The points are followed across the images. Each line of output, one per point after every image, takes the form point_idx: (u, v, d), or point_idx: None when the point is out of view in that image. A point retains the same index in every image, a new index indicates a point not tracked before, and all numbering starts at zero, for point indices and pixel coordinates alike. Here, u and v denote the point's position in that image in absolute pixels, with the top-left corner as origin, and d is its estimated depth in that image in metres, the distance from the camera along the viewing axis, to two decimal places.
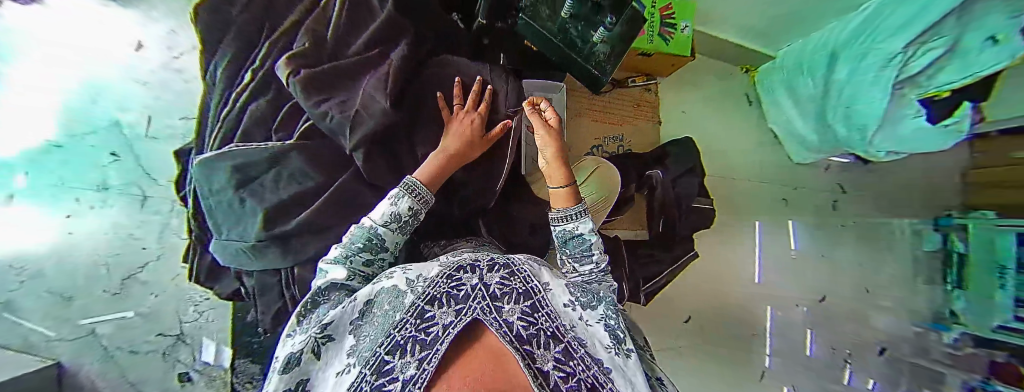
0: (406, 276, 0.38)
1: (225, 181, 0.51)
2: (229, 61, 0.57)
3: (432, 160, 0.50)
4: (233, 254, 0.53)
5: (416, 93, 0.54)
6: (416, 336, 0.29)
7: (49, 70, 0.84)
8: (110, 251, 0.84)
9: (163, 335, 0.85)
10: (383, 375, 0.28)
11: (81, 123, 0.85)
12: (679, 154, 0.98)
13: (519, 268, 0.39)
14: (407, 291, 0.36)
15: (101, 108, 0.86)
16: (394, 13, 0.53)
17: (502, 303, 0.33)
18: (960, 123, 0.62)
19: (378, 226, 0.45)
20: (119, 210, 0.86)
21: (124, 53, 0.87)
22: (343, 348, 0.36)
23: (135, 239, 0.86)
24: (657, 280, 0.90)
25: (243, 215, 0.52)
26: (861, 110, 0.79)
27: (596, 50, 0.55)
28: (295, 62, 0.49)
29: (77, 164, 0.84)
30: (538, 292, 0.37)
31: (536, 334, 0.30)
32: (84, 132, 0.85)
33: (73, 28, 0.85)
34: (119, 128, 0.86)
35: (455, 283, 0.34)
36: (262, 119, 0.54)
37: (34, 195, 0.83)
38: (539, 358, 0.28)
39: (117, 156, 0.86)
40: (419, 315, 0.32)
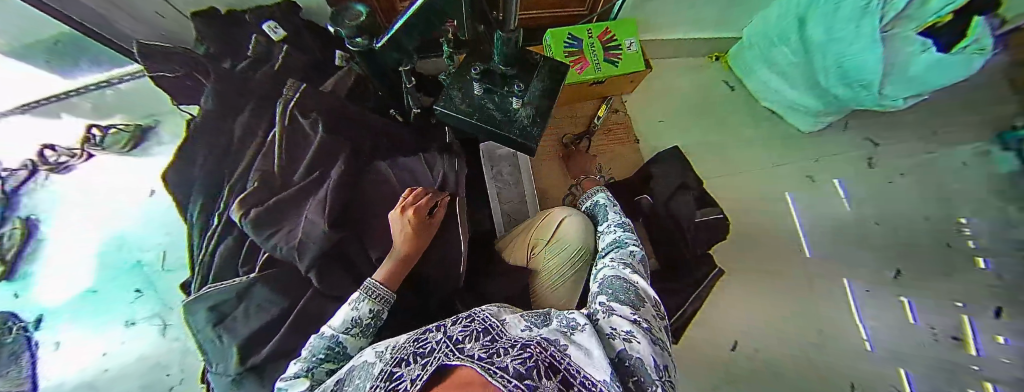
0: (373, 355, 0.37)
1: (203, 322, 0.53)
2: (201, 207, 0.61)
3: (386, 264, 0.51)
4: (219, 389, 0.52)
5: (361, 200, 0.56)
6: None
7: (79, 223, 1.00)
8: (141, 383, 0.86)
9: None
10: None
11: (112, 266, 0.97)
12: (665, 171, 0.94)
13: (480, 313, 0.36)
14: (376, 363, 0.35)
15: (128, 253, 0.98)
16: (327, 135, 0.56)
17: (465, 342, 0.30)
18: (980, 40, 0.65)
19: (340, 333, 0.43)
20: (144, 341, 0.90)
21: (138, 200, 1.02)
22: None
23: (161, 366, 0.88)
24: (686, 309, 0.82)
25: (221, 350, 0.52)
26: (858, 65, 0.78)
27: (519, 115, 0.52)
28: (247, 202, 0.52)
29: (105, 306, 0.93)
30: (497, 326, 0.33)
31: (495, 350, 0.26)
32: (113, 275, 0.96)
33: (102, 186, 1.03)
34: (140, 268, 0.96)
35: (421, 344, 0.33)
36: (231, 256, 0.57)
37: (78, 330, 0.92)
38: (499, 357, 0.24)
39: (141, 292, 0.94)
40: (388, 379, 0.29)
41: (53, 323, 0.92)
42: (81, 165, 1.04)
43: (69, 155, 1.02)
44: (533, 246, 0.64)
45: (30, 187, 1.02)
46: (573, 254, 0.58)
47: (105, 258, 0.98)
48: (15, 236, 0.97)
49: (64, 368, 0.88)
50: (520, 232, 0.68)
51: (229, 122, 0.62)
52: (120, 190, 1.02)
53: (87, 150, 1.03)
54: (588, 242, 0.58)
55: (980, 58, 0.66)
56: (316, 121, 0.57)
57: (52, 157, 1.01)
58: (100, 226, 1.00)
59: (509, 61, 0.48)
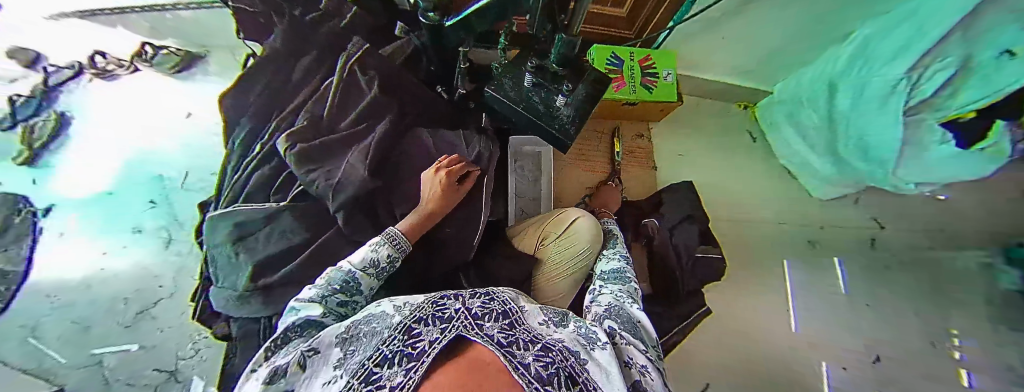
0: (394, 304, 0.41)
1: (223, 236, 0.56)
2: (245, 134, 0.65)
3: (411, 217, 0.55)
4: (222, 301, 0.55)
5: (397, 159, 0.60)
6: (403, 350, 0.31)
7: (111, 126, 0.97)
8: (128, 291, 0.81)
9: (160, 371, 0.78)
10: (370, 383, 0.28)
11: (129, 175, 0.92)
12: (676, 199, 0.96)
13: (498, 294, 0.41)
14: (394, 313, 0.39)
15: (147, 166, 0.94)
16: (380, 93, 0.60)
17: (483, 321, 0.35)
18: (994, 146, 0.58)
19: (356, 270, 0.47)
20: (144, 251, 0.86)
21: (175, 118, 1.02)
22: (330, 361, 0.34)
23: (156, 277, 0.84)
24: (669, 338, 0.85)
25: (236, 265, 0.56)
26: (874, 141, 0.78)
27: (560, 112, 0.56)
28: (294, 136, 0.56)
29: (117, 211, 0.88)
30: (515, 313, 0.38)
31: (515, 340, 0.32)
32: (133, 182, 0.92)
33: (139, 98, 1.02)
34: (159, 181, 0.94)
35: (440, 307, 0.38)
36: (266, 183, 0.61)
37: (83, 233, 0.84)
38: (520, 354, 0.30)
39: (154, 203, 0.91)
40: (407, 332, 0.34)
41: (58, 216, 0.84)
42: (126, 77, 1.03)
43: (117, 65, 1.02)
44: (542, 236, 0.68)
45: (73, 86, 0.99)
46: (569, 251, 0.63)
47: (130, 166, 0.94)
48: (49, 126, 0.91)
49: (60, 265, 0.80)
50: (532, 225, 0.73)
51: (290, 63, 0.67)
52: (158, 105, 1.02)
53: (137, 65, 1.04)
54: (597, 242, 0.63)
55: (995, 165, 0.60)
56: (373, 78, 0.61)
57: (103, 64, 1.01)
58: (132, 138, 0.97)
59: (563, 62, 0.51)
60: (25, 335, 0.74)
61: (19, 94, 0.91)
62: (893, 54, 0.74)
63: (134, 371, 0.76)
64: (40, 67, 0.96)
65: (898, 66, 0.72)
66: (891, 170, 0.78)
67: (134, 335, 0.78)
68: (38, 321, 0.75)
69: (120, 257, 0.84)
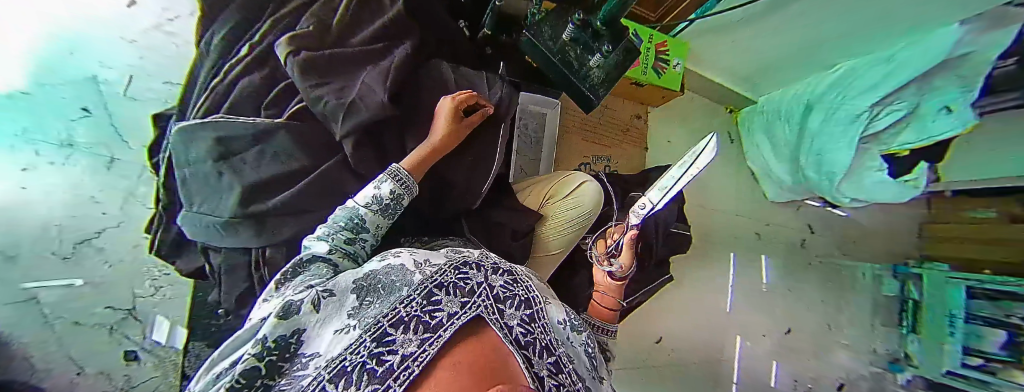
0: (413, 258, 0.36)
1: (203, 153, 0.50)
2: (227, 31, 0.57)
3: (417, 152, 0.51)
4: (204, 228, 0.50)
5: (412, 91, 0.56)
6: (420, 317, 0.28)
7: None
8: (66, 216, 0.67)
9: (113, 309, 0.70)
10: (382, 345, 0.26)
11: (50, 71, 0.69)
12: (662, 179, 1.02)
13: (521, 276, 0.39)
14: (415, 270, 0.34)
15: (77, 61, 0.71)
16: (402, 11, 0.55)
17: (504, 305, 0.33)
18: (916, 179, 0.75)
19: (360, 207, 0.44)
20: (82, 171, 0.70)
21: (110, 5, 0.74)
22: (344, 307, 0.31)
23: (96, 203, 0.70)
24: (633, 299, 0.95)
25: (218, 189, 0.50)
26: (828, 160, 0.85)
27: (592, 74, 0.58)
28: (295, 42, 0.49)
29: (36, 112, 0.67)
30: (537, 303, 0.37)
31: (533, 342, 0.32)
32: (54, 81, 0.69)
33: None
34: (96, 85, 0.73)
35: (463, 274, 0.34)
36: (254, 96, 0.54)
37: None
38: (535, 364, 0.30)
39: (88, 112, 0.71)
40: (425, 296, 0.30)
41: None
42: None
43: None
44: (548, 196, 0.72)
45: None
46: (575, 214, 0.69)
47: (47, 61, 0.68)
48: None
49: None
50: (537, 182, 0.75)
51: None
52: None
53: None
54: (597, 208, 0.70)
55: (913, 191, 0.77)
56: None
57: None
58: (43, 21, 0.68)
59: (610, 21, 0.55)
60: None
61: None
62: (868, 87, 0.74)
63: (82, 308, 0.67)
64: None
65: (865, 100, 0.75)
66: (836, 184, 0.88)
67: (77, 268, 0.67)
68: None
69: (50, 175, 0.67)
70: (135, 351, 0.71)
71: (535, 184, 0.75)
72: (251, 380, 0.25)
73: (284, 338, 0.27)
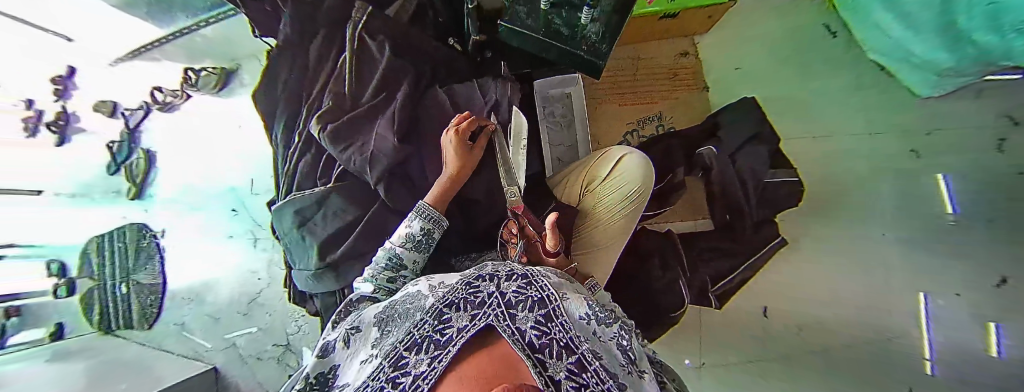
0: (429, 282, 0.39)
1: (290, 224, 0.61)
2: (282, 126, 0.67)
3: (440, 182, 0.53)
4: (305, 281, 0.63)
5: (421, 126, 0.58)
6: (432, 336, 0.29)
7: (183, 155, 1.03)
8: (239, 285, 0.95)
9: (278, 345, 0.91)
10: (397, 369, 0.28)
11: (210, 192, 1.00)
12: (734, 121, 0.84)
13: (537, 278, 0.37)
14: (428, 294, 0.36)
15: (220, 179, 1.00)
16: (393, 57, 0.58)
17: (516, 310, 0.32)
18: None
19: (396, 246, 0.48)
20: (241, 252, 0.97)
21: (230, 133, 1.03)
22: (367, 339, 0.35)
23: (253, 271, 0.95)
24: (732, 278, 0.80)
25: (305, 249, 0.60)
26: (1012, 4, 0.52)
27: (587, 31, 0.52)
28: (323, 118, 0.56)
29: (212, 221, 0.99)
30: (554, 301, 0.34)
31: (549, 343, 0.28)
32: (213, 197, 1.00)
33: (196, 127, 1.04)
34: (234, 191, 1.00)
35: (472, 289, 0.34)
36: (311, 170, 0.64)
37: (191, 247, 0.98)
38: (551, 367, 0.26)
39: (237, 211, 0.99)
40: (438, 316, 0.32)
41: (172, 233, 0.98)
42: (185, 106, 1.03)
43: (173, 96, 1.01)
44: (586, 183, 0.66)
45: (149, 124, 1.03)
46: (626, 195, 0.61)
47: (210, 188, 1.01)
48: (140, 164, 0.99)
49: (189, 276, 0.96)
50: (572, 170, 0.70)
51: (303, 46, 0.65)
52: (213, 129, 1.03)
53: (188, 92, 1.02)
54: (644, 182, 0.61)
55: None
56: (383, 41, 0.59)
57: (162, 98, 1.01)
58: (209, 159, 1.02)
59: None
60: (179, 329, 0.93)
61: (112, 140, 1.00)
62: None
63: (259, 347, 0.91)
64: (120, 113, 1.01)
65: None
66: None
67: (252, 319, 0.92)
68: (185, 319, 0.94)
69: (224, 257, 0.97)
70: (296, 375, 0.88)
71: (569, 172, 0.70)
72: None
73: (322, 374, 0.35)
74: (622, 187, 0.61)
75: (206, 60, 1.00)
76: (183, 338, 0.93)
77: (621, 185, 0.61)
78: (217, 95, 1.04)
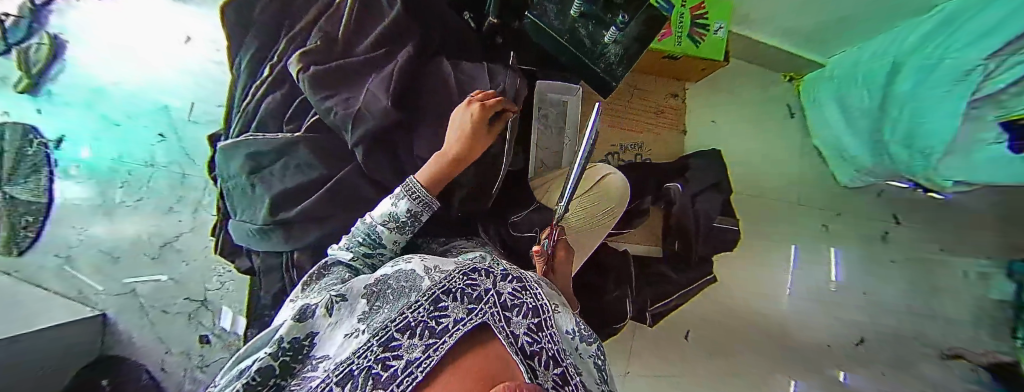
0: (425, 265, 0.36)
1: (239, 168, 0.54)
2: (250, 56, 0.59)
3: (432, 164, 0.48)
4: (244, 234, 0.56)
5: (418, 97, 0.54)
6: (426, 322, 0.26)
7: (106, 53, 0.84)
8: (153, 223, 0.81)
9: (190, 300, 0.80)
10: (388, 350, 0.23)
11: (133, 105, 0.83)
12: (701, 167, 0.91)
13: (531, 283, 0.35)
14: (425, 277, 0.33)
15: (149, 94, 0.84)
16: (403, 14, 0.54)
17: (511, 314, 0.29)
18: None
19: (377, 224, 0.45)
20: (163, 187, 0.82)
21: (173, 44, 0.85)
22: (355, 313, 0.31)
23: (174, 212, 0.82)
24: (667, 302, 0.86)
25: (253, 199, 0.54)
26: (930, 128, 0.61)
27: (607, 51, 0.54)
28: (305, 58, 0.50)
29: (131, 143, 0.82)
30: (546, 311, 0.33)
31: (540, 352, 0.27)
32: (139, 114, 0.83)
33: (130, 23, 0.85)
34: (166, 113, 0.84)
35: (470, 280, 0.31)
36: (276, 112, 0.56)
37: (95, 165, 0.81)
38: (542, 377, 0.25)
39: (164, 137, 0.83)
40: (432, 302, 0.28)
41: (72, 146, 0.80)
42: None
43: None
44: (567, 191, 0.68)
45: (62, 5, 0.83)
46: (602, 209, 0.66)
47: (134, 99, 0.84)
48: (42, 50, 0.81)
49: (86, 200, 0.80)
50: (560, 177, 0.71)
51: None
52: (154, 34, 0.86)
53: None
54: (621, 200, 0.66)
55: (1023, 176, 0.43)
56: None
57: None
58: (140, 68, 0.84)
59: None
60: (61, 262, 0.78)
61: (8, 13, 0.81)
62: (981, 33, 0.51)
63: (167, 299, 0.79)
64: None
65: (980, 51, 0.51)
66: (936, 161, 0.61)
67: (162, 266, 0.80)
68: (72, 252, 0.78)
69: (137, 188, 0.81)
70: (209, 335, 0.78)
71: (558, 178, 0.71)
72: (268, 378, 0.27)
73: (297, 340, 0.30)
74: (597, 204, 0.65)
75: None
76: (63, 275, 0.78)
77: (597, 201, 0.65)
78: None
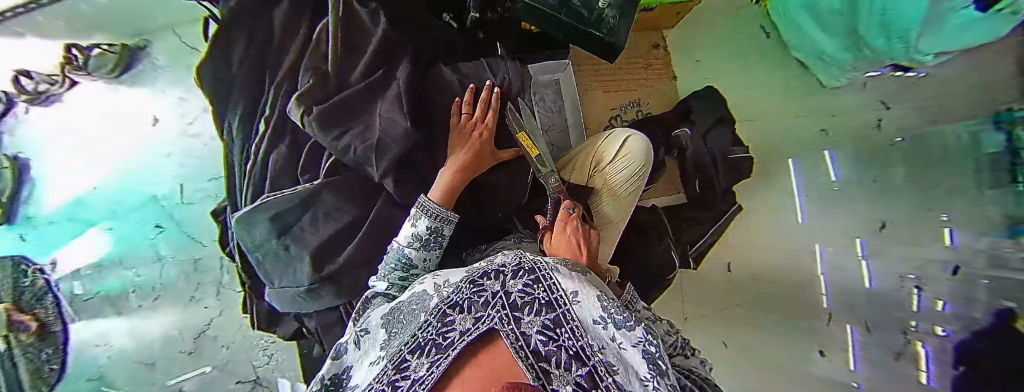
0: (435, 281, 0.41)
1: (266, 232, 0.50)
2: (241, 115, 0.56)
3: (443, 177, 0.49)
4: (289, 298, 0.53)
5: (429, 110, 0.53)
6: (436, 339, 0.34)
7: (72, 159, 0.75)
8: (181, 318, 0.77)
9: (241, 383, 0.81)
10: (400, 371, 0.34)
11: (117, 205, 0.76)
12: (704, 107, 0.90)
13: (549, 270, 0.37)
14: (435, 294, 0.39)
15: (132, 187, 0.78)
16: (390, 30, 0.52)
17: (522, 313, 0.34)
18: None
19: (404, 247, 0.46)
20: (181, 278, 0.78)
21: (142, 129, 0.82)
22: (377, 341, 0.40)
23: (196, 300, 0.79)
24: (702, 242, 0.88)
25: (290, 261, 0.51)
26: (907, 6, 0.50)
27: (604, 16, 0.53)
28: (305, 100, 0.47)
29: (133, 244, 0.75)
30: (565, 303, 0.34)
31: (553, 352, 0.32)
32: (127, 212, 0.76)
33: (89, 122, 0.79)
34: (155, 202, 0.79)
35: (477, 288, 0.37)
36: (287, 165, 0.53)
37: (101, 281, 0.70)
38: (555, 379, 0.30)
39: (164, 227, 0.78)
40: (442, 317, 0.36)
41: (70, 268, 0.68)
42: (69, 97, 0.78)
43: (48, 82, 0.76)
44: (594, 164, 0.66)
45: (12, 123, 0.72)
46: (632, 174, 0.64)
47: (115, 199, 0.76)
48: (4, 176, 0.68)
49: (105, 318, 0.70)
50: (573, 155, 0.69)
51: (264, 18, 0.54)
52: (117, 124, 0.80)
53: (70, 77, 0.78)
54: (647, 162, 0.64)
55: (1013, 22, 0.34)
56: (375, 12, 0.52)
57: (30, 85, 0.74)
58: (114, 163, 0.78)
59: None
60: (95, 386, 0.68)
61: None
62: None
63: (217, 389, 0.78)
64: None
65: None
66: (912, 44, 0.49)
67: (200, 359, 0.77)
68: (103, 371, 0.68)
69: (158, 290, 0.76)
70: None
71: (571, 155, 0.70)
72: None
73: (335, 376, 0.42)
74: (621, 170, 0.64)
75: (99, 37, 0.81)
76: None
77: (622, 167, 0.64)
78: (116, 82, 0.83)
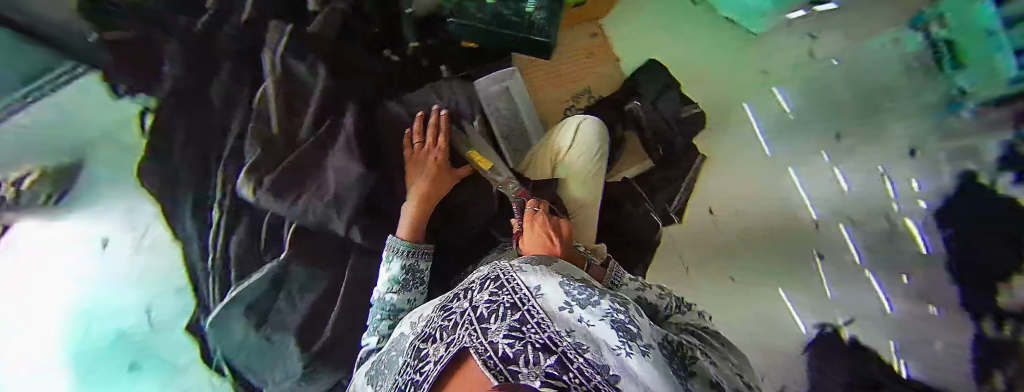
0: (413, 321, 0.39)
1: (243, 317, 0.53)
2: (194, 205, 0.53)
3: (408, 210, 0.50)
4: (285, 369, 0.56)
5: (385, 148, 0.56)
6: (410, 383, 0.28)
7: None
8: None
9: None
10: None
11: None
12: (650, 75, 0.87)
13: (511, 276, 0.34)
14: (412, 334, 0.36)
15: None
16: (330, 76, 0.52)
17: (489, 324, 0.28)
18: None
19: (386, 294, 0.44)
20: None
21: None
22: None
23: None
24: (678, 202, 0.81)
25: (275, 338, 0.55)
26: None
27: (535, 18, 0.66)
28: (252, 174, 0.45)
29: None
30: (528, 299, 0.30)
31: (523, 350, 0.24)
32: None
33: None
34: None
35: (448, 313, 0.33)
36: (251, 240, 0.55)
37: None
38: (524, 376, 0.21)
39: None
40: (417, 356, 0.31)
41: None
42: None
43: None
44: (555, 158, 0.66)
45: None
46: (593, 156, 0.65)
47: None
48: None
49: None
50: (534, 154, 0.70)
51: (201, 95, 0.53)
52: None
53: None
54: (603, 142, 0.66)
55: None
56: (314, 63, 0.52)
57: None
58: None
59: None
60: None
61: None
62: None
63: None
64: None
65: None
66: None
67: None
68: None
69: None
70: None
71: (531, 154, 0.70)
72: None
73: None
74: (581, 156, 0.65)
75: None
76: None
77: (581, 153, 0.64)
78: None
